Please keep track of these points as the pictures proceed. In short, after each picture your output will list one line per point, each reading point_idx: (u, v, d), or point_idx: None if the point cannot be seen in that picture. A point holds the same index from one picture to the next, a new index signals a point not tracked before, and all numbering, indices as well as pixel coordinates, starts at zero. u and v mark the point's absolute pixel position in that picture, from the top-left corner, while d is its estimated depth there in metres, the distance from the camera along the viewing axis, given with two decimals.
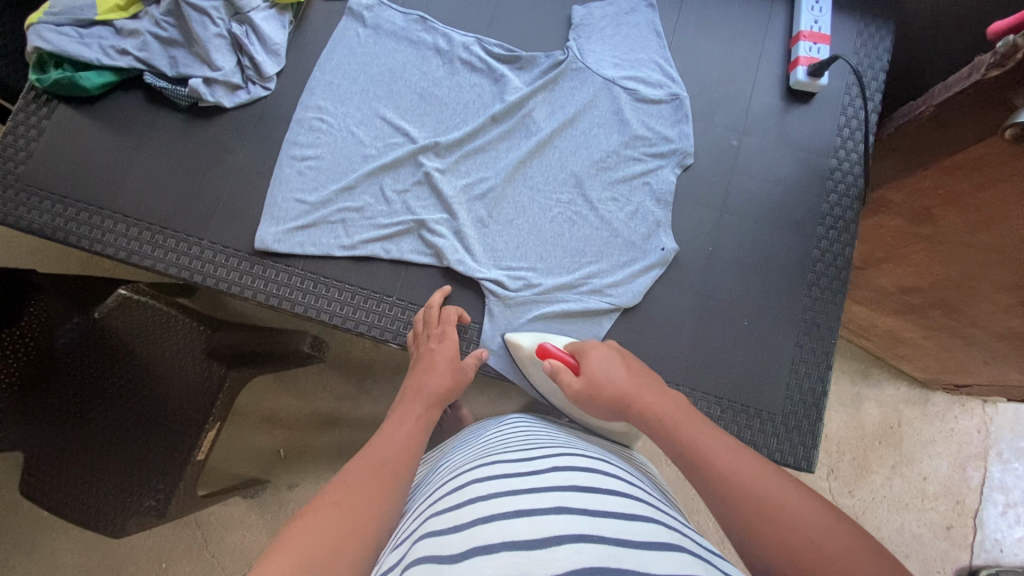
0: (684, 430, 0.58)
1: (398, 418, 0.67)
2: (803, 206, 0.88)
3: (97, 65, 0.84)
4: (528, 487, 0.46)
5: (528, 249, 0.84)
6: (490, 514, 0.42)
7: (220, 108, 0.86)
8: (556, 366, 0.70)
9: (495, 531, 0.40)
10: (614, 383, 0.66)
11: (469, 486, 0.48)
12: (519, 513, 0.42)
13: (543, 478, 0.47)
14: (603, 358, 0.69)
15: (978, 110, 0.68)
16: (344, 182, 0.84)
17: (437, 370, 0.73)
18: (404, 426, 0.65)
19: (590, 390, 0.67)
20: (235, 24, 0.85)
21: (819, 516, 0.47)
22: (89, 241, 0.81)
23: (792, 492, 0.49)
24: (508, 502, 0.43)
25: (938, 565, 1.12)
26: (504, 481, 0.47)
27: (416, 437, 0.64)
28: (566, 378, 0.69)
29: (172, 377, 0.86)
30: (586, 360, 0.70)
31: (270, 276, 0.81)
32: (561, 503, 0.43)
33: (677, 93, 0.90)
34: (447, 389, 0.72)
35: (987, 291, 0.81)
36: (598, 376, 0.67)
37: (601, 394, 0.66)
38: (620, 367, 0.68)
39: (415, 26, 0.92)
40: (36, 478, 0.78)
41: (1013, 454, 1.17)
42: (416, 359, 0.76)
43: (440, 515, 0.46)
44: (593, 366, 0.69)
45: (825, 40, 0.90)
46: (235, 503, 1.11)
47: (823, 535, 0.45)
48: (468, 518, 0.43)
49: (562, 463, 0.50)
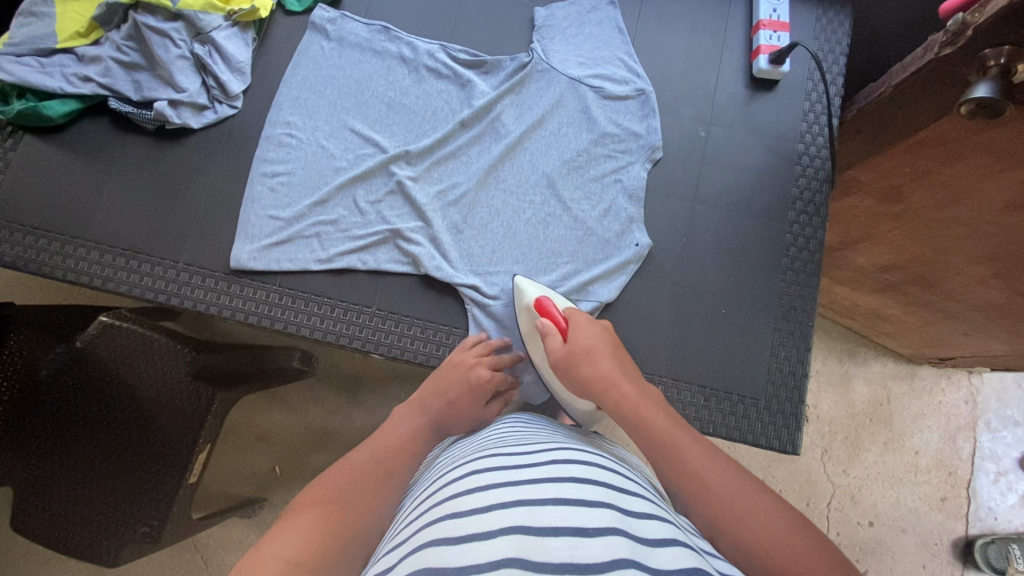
0: (669, 441, 0.56)
1: (399, 424, 0.67)
2: (772, 192, 0.89)
3: (60, 94, 0.83)
4: (525, 478, 0.46)
5: (504, 252, 0.84)
6: (488, 503, 0.43)
7: (187, 130, 0.86)
8: (546, 327, 0.71)
9: (494, 518, 0.41)
10: (593, 362, 0.65)
11: (468, 477, 0.49)
12: (518, 502, 0.42)
13: (540, 470, 0.47)
14: (593, 333, 0.68)
15: (933, 90, 0.69)
16: (316, 197, 0.84)
17: (454, 384, 0.72)
18: (398, 432, 0.65)
19: (567, 357, 0.67)
20: (197, 44, 0.85)
21: (807, 544, 0.47)
22: (62, 270, 0.81)
23: (782, 521, 0.48)
24: (507, 492, 0.44)
25: (935, 536, 1.14)
26: (501, 473, 0.48)
27: (418, 451, 0.64)
28: (551, 342, 0.69)
29: (158, 402, 0.84)
30: (574, 329, 0.69)
31: (247, 295, 0.81)
32: (558, 493, 0.43)
33: (643, 89, 0.91)
34: (451, 416, 0.69)
35: (961, 264, 0.83)
36: (580, 347, 0.66)
37: (578, 369, 0.65)
38: (606, 348, 0.66)
39: (379, 37, 0.92)
40: (27, 512, 0.79)
41: (1001, 422, 1.19)
42: (444, 375, 0.73)
43: (438, 504, 0.46)
44: (579, 338, 0.68)
45: (784, 27, 0.91)
46: (232, 523, 1.11)
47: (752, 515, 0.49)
48: (468, 506, 0.43)
49: (559, 458, 0.50)
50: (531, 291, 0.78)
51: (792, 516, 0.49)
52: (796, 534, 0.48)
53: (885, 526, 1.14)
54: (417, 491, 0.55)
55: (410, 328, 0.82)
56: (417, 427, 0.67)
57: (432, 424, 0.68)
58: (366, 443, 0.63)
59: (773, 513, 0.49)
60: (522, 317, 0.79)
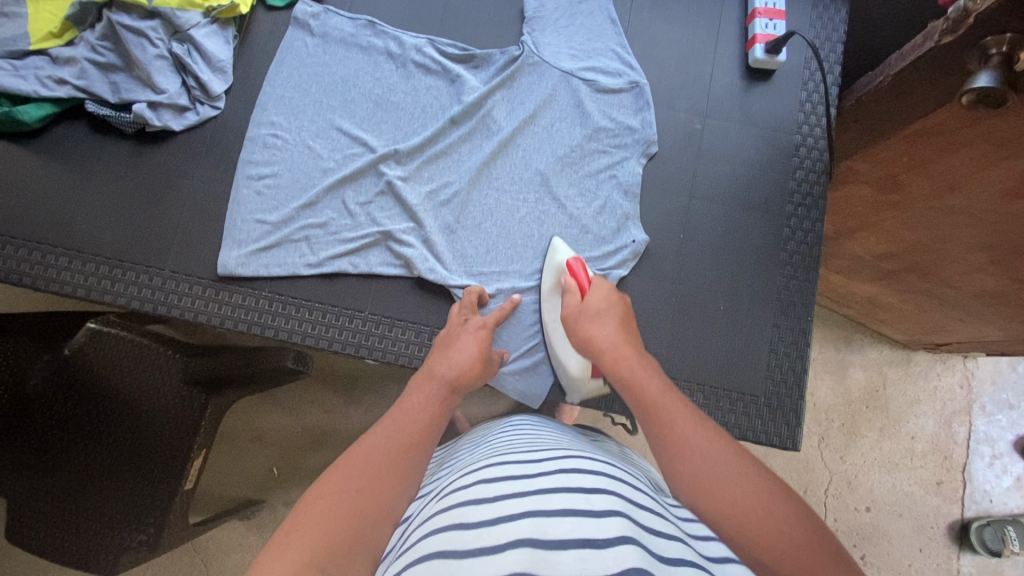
0: (661, 405, 0.55)
1: (421, 397, 0.62)
2: (769, 185, 0.88)
3: (35, 98, 0.80)
4: (533, 487, 0.44)
5: (498, 252, 0.83)
6: (496, 515, 0.41)
7: (169, 132, 0.83)
8: (568, 286, 0.74)
9: (504, 533, 0.39)
10: (599, 325, 0.66)
11: (474, 486, 0.47)
12: (527, 514, 0.41)
13: (549, 479, 0.45)
14: (610, 298, 0.70)
15: (933, 80, 0.67)
16: (304, 199, 0.82)
17: (458, 343, 0.71)
18: (417, 404, 0.60)
19: (576, 314, 0.69)
20: (175, 43, 0.82)
21: (783, 510, 0.45)
22: (44, 281, 0.78)
23: (758, 487, 0.47)
24: (515, 503, 0.42)
25: (930, 520, 1.14)
26: (509, 482, 0.46)
27: (439, 420, 0.60)
28: (568, 299, 0.72)
29: (151, 408, 0.82)
30: (593, 288, 0.71)
31: (236, 302, 0.79)
32: (567, 503, 0.42)
33: (636, 81, 0.89)
34: (465, 376, 0.66)
35: (958, 252, 0.83)
36: (593, 306, 0.69)
37: (581, 325, 0.68)
38: (617, 314, 0.68)
39: (364, 32, 0.90)
40: (23, 523, 0.77)
41: (996, 406, 1.19)
42: (447, 337, 0.72)
43: (445, 514, 0.45)
44: (595, 299, 0.69)
45: (780, 15, 0.89)
46: (230, 526, 1.10)
47: (719, 471, 0.48)
48: (475, 518, 0.42)
49: (570, 465, 0.48)
50: (564, 253, 0.80)
51: (774, 481, 0.48)
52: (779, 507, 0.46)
53: (881, 511, 1.15)
54: (425, 499, 0.53)
55: (404, 331, 0.80)
56: (436, 394, 0.63)
57: (453, 395, 0.64)
58: (384, 415, 0.59)
59: (749, 475, 0.48)
60: (548, 275, 0.80)
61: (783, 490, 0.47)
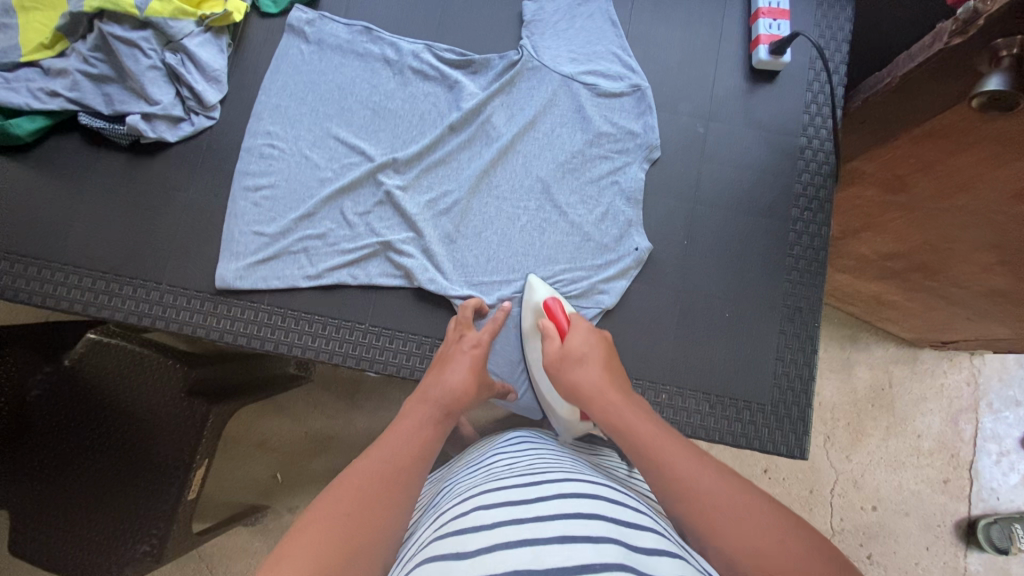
0: (657, 445, 0.54)
1: (415, 419, 0.61)
2: (774, 189, 0.86)
3: (27, 110, 0.79)
4: (530, 513, 0.43)
5: (499, 261, 0.81)
6: (491, 543, 0.41)
7: (163, 143, 0.82)
8: (546, 330, 0.72)
9: (499, 560, 0.39)
10: (584, 371, 0.65)
11: (472, 512, 0.46)
12: (523, 542, 0.40)
13: (546, 504, 0.44)
14: (590, 340, 0.69)
15: (941, 80, 0.65)
16: (302, 210, 0.81)
17: (454, 361, 0.70)
18: (415, 426, 0.60)
19: (558, 361, 0.68)
20: (168, 53, 0.81)
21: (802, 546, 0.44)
22: (40, 297, 0.77)
23: (773, 524, 0.46)
24: (512, 531, 0.41)
25: (938, 519, 1.13)
26: (507, 508, 0.45)
27: (433, 442, 0.59)
28: (549, 345, 0.70)
29: (151, 419, 0.80)
30: (573, 332, 0.70)
31: (234, 315, 0.78)
32: (564, 529, 0.41)
33: (638, 84, 0.87)
34: (459, 395, 0.65)
35: (966, 253, 0.81)
36: (574, 352, 0.67)
37: (565, 372, 0.66)
38: (600, 356, 0.67)
39: (361, 38, 0.88)
40: (26, 537, 0.77)
41: (1003, 403, 1.17)
42: (441, 358, 0.71)
43: (443, 539, 0.44)
44: (576, 343, 0.68)
45: (784, 15, 0.88)
46: (233, 534, 1.09)
47: (731, 513, 0.47)
48: (472, 545, 0.41)
49: (569, 490, 0.47)
50: (541, 291, 0.78)
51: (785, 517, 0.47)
52: (800, 544, 0.45)
53: (888, 510, 1.14)
54: (425, 522, 0.52)
55: (405, 343, 0.79)
56: (431, 415, 0.62)
57: (445, 416, 0.63)
58: (379, 438, 0.58)
59: (761, 513, 0.47)
60: (526, 314, 0.78)
61: (795, 523, 0.46)
